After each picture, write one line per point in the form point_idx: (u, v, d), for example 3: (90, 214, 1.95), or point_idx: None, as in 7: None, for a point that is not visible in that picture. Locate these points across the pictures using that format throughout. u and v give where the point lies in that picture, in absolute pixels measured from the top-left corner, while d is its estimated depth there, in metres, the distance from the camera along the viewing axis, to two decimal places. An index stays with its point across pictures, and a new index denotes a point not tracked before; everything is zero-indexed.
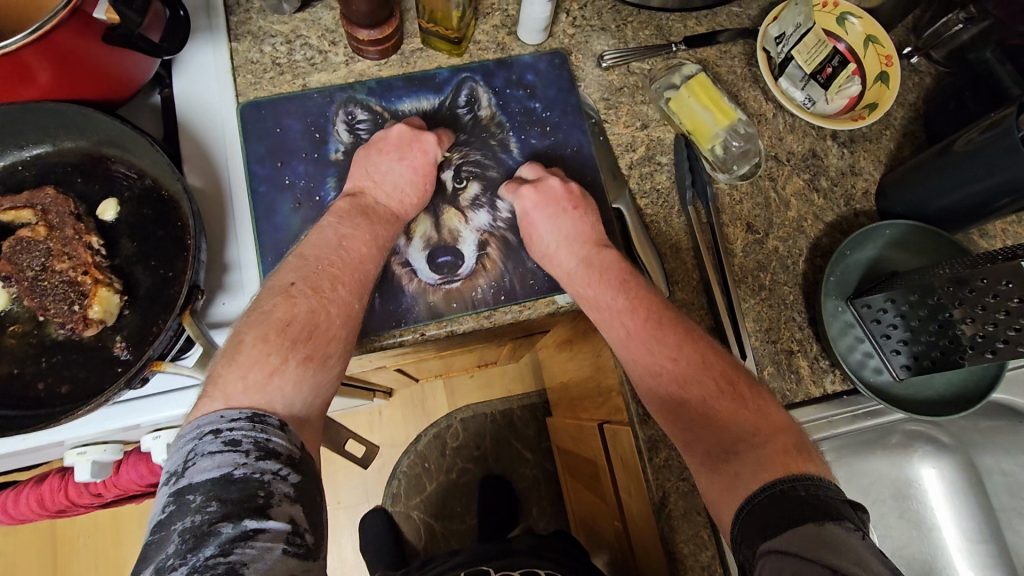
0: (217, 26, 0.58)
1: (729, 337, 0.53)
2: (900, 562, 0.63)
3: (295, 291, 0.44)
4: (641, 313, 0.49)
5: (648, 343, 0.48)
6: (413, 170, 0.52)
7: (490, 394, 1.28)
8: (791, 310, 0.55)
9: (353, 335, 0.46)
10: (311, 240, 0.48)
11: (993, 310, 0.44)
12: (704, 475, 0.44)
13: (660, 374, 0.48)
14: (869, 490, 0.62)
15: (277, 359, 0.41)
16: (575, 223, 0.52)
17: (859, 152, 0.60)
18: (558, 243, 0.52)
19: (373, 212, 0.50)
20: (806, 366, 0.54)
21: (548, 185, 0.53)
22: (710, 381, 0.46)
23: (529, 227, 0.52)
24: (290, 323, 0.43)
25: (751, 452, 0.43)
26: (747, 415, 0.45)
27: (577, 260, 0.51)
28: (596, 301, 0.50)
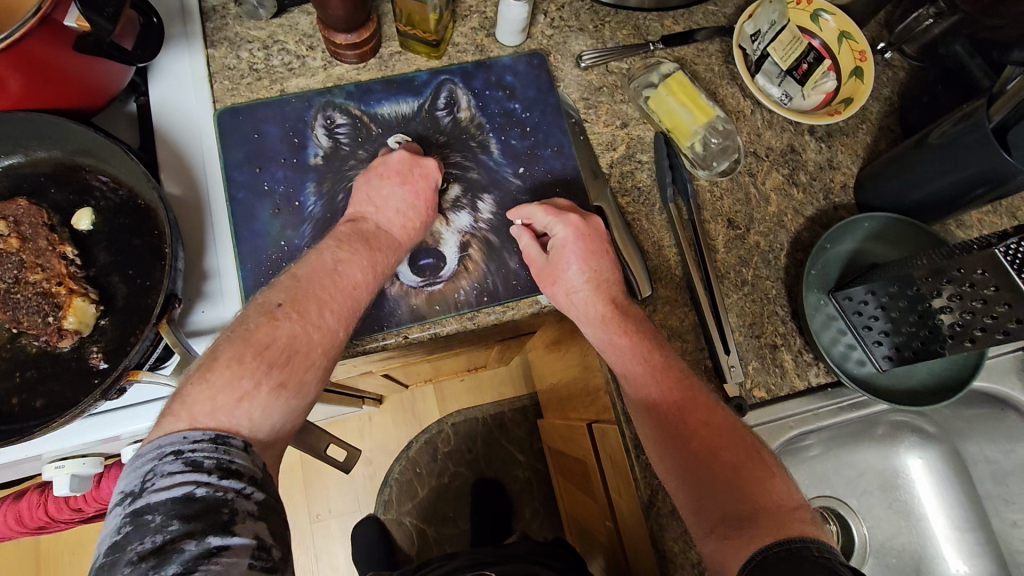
0: (193, 33, 0.57)
1: (713, 332, 0.53)
2: (889, 552, 0.64)
3: (279, 313, 0.43)
4: (669, 373, 0.49)
5: (680, 400, 0.48)
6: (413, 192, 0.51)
7: (481, 397, 1.28)
8: (773, 305, 0.55)
9: (331, 363, 0.45)
10: (304, 261, 0.46)
11: (970, 300, 0.44)
12: (720, 537, 0.43)
13: (688, 428, 0.47)
14: (855, 482, 0.64)
15: (248, 384, 0.40)
16: (603, 271, 0.52)
17: (836, 146, 0.60)
18: (585, 290, 0.51)
19: (373, 237, 0.49)
20: (790, 360, 0.54)
21: (593, 223, 0.52)
22: (740, 443, 0.47)
23: (556, 261, 0.51)
24: (269, 346, 0.42)
25: (774, 520, 0.43)
26: (772, 487, 0.45)
27: (599, 311, 0.51)
28: (629, 350, 0.50)
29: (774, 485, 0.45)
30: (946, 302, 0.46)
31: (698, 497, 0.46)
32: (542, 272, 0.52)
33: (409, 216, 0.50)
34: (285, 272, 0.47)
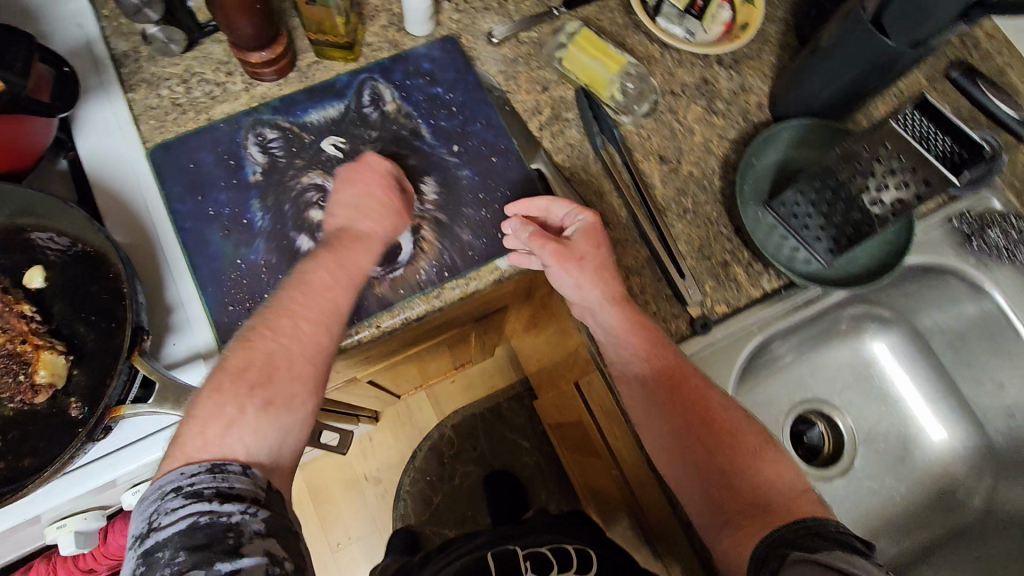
0: (109, 80, 0.58)
1: (666, 261, 0.55)
2: (876, 439, 0.67)
3: (251, 336, 0.44)
4: (679, 364, 0.52)
5: (693, 390, 0.51)
6: (370, 205, 0.50)
7: (475, 393, 1.29)
8: (717, 226, 0.58)
9: (319, 371, 0.45)
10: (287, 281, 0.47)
11: (897, 188, 0.48)
12: (736, 518, 0.46)
13: (704, 412, 0.50)
14: (831, 381, 0.68)
15: (233, 410, 0.41)
16: (607, 264, 0.53)
17: (744, 71, 0.64)
18: (600, 279, 0.52)
19: (345, 239, 0.49)
20: (743, 272, 0.57)
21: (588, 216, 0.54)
22: (749, 431, 0.50)
23: (578, 242, 0.52)
24: (246, 368, 0.43)
25: (785, 501, 0.46)
26: (781, 470, 0.48)
27: (608, 297, 0.52)
28: (642, 341, 0.52)
29: (782, 466, 0.48)
30: (875, 198, 0.50)
31: (707, 485, 0.48)
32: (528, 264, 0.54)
33: (386, 217, 0.50)
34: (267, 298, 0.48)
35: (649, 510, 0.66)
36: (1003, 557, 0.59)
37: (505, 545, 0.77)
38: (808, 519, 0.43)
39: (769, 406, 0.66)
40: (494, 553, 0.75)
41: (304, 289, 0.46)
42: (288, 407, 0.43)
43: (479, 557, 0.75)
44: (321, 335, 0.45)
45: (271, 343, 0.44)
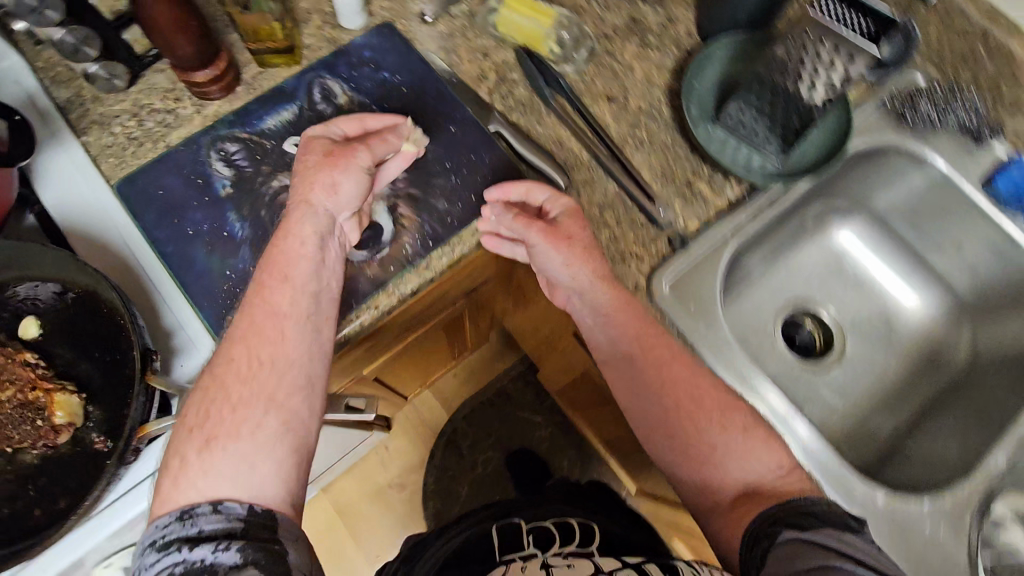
0: (59, 128, 0.58)
1: (634, 189, 0.58)
2: (861, 324, 0.71)
3: (206, 380, 0.45)
4: (674, 352, 0.53)
5: (687, 379, 0.52)
6: (305, 205, 0.50)
7: (479, 381, 1.31)
8: (674, 149, 0.61)
9: (279, 388, 0.45)
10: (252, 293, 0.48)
11: (829, 74, 0.54)
12: (727, 506, 0.49)
13: (697, 397, 0.52)
14: (808, 279, 0.72)
15: (178, 461, 0.42)
16: (593, 246, 0.54)
17: (668, 3, 0.67)
18: (588, 261, 0.53)
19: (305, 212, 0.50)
20: (706, 186, 0.60)
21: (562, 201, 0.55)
22: (744, 413, 0.52)
23: (563, 225, 0.53)
24: (191, 415, 0.43)
25: (774, 485, 0.48)
26: (773, 450, 0.50)
27: (596, 275, 0.52)
28: (632, 331, 0.53)
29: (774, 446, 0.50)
30: (814, 93, 0.55)
31: (701, 475, 0.51)
32: (500, 247, 0.56)
33: (325, 169, 0.51)
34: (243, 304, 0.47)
35: None
36: (995, 399, 0.63)
37: (510, 519, 0.76)
38: (798, 500, 0.46)
39: (757, 315, 0.70)
40: (497, 530, 0.74)
41: (251, 312, 0.46)
42: (234, 436, 0.42)
43: (483, 536, 0.74)
44: (276, 352, 0.45)
45: (227, 372, 0.45)
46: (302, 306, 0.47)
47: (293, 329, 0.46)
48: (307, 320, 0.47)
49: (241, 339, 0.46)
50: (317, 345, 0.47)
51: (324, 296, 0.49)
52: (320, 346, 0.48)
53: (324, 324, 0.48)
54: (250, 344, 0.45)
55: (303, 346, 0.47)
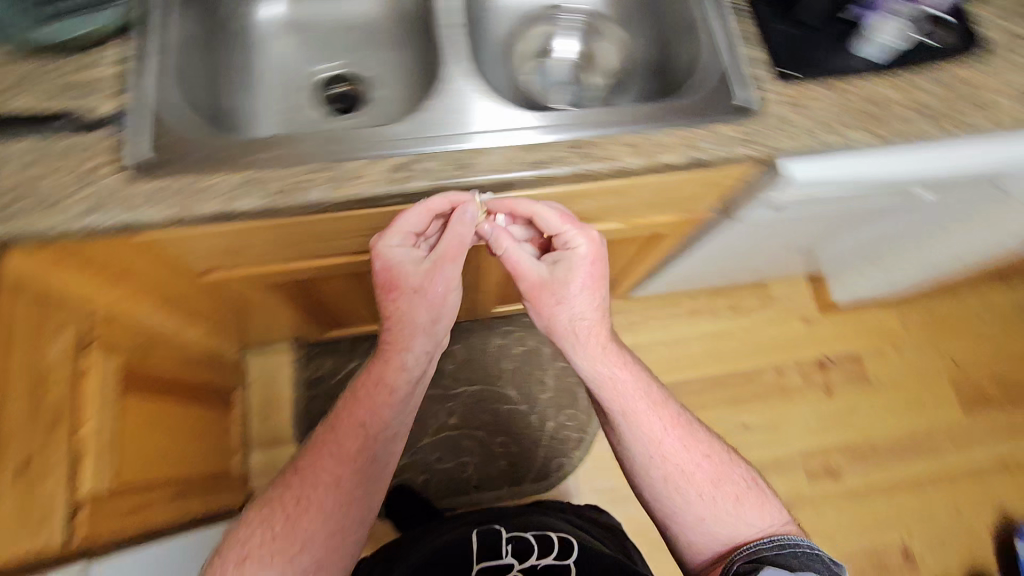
0: None
1: (49, 124, 0.57)
2: (345, 52, 0.82)
3: (291, 501, 0.67)
4: (677, 421, 0.75)
5: (683, 444, 0.74)
6: (403, 351, 0.67)
7: (285, 397, 1.26)
8: (46, 73, 0.60)
9: (321, 521, 0.66)
10: (353, 409, 0.69)
11: None
12: (710, 558, 0.71)
13: (683, 468, 0.73)
14: (286, 65, 0.80)
15: (263, 549, 0.65)
16: (599, 298, 0.69)
17: None
18: (586, 330, 0.70)
19: (406, 338, 0.66)
20: (100, 70, 0.60)
21: (579, 247, 0.66)
22: (736, 478, 0.74)
23: (560, 284, 0.67)
24: (280, 522, 0.66)
25: (746, 535, 0.70)
26: (760, 506, 0.72)
27: (574, 333, 0.70)
28: (619, 383, 0.73)
29: (759, 511, 0.72)
30: None
31: (689, 538, 0.73)
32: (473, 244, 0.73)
33: (420, 304, 0.64)
34: (337, 414, 0.70)
35: (327, 254, 0.74)
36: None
37: None
38: (780, 542, 0.68)
39: (285, 118, 0.77)
40: (481, 537, 0.99)
41: (331, 441, 0.69)
42: (297, 544, 0.65)
43: (463, 543, 0.98)
44: (347, 486, 0.68)
45: (304, 483, 0.68)
46: (377, 447, 0.69)
47: (361, 465, 0.68)
48: (371, 463, 0.68)
49: (316, 459, 0.68)
50: (378, 474, 0.69)
51: (395, 436, 0.70)
52: (381, 474, 0.70)
53: (389, 457, 0.70)
54: (330, 470, 0.67)
55: (371, 477, 0.69)
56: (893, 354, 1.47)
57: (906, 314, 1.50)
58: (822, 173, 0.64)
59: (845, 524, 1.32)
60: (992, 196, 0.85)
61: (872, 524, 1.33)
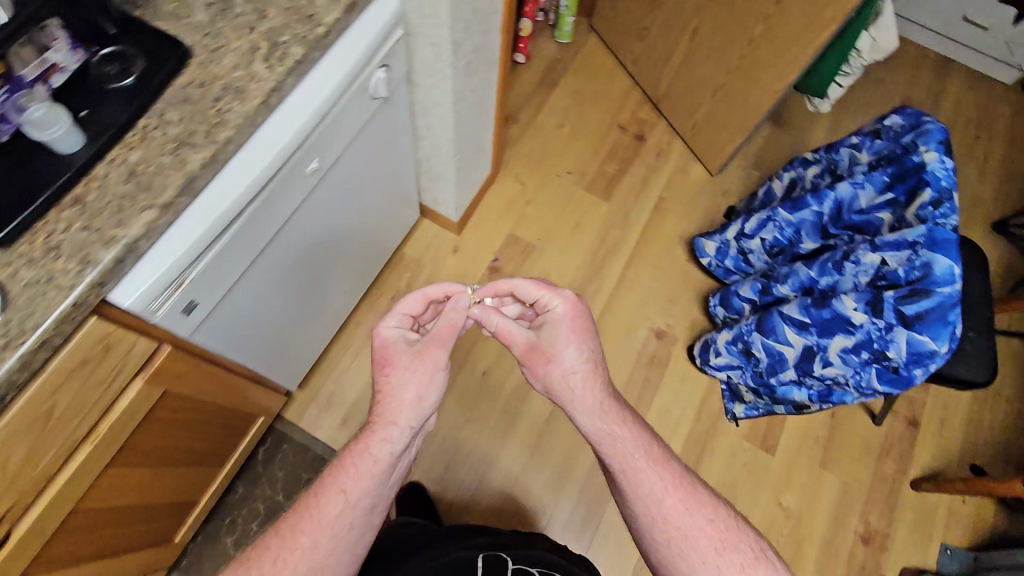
0: None
1: None
2: None
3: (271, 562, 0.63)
4: (682, 485, 0.72)
5: (682, 506, 0.70)
6: (388, 425, 0.68)
7: None
8: None
9: None
10: (344, 477, 0.67)
11: None
12: None
13: (683, 534, 0.69)
14: None
15: None
16: (594, 353, 0.76)
17: None
18: (579, 382, 0.74)
19: (390, 410, 0.68)
20: None
21: (560, 308, 0.76)
22: (746, 549, 0.69)
23: (551, 345, 0.75)
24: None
25: None
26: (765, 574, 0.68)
27: (563, 382, 0.74)
28: (611, 434, 0.73)
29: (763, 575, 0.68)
30: None
31: None
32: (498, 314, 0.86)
33: (413, 377, 0.69)
34: (323, 477, 0.68)
35: None
36: None
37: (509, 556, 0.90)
38: None
39: None
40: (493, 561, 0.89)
41: (324, 490, 0.66)
42: None
43: (471, 561, 0.89)
44: (321, 555, 0.64)
45: (291, 531, 0.65)
46: (374, 495, 0.67)
47: (339, 529, 0.65)
48: (346, 529, 0.65)
49: (302, 512, 0.66)
50: (369, 524, 0.67)
51: (376, 507, 0.68)
52: (371, 523, 0.68)
53: (374, 522, 0.68)
54: (322, 523, 0.64)
55: (353, 529, 0.66)
56: (531, 211, 1.58)
57: (513, 175, 1.61)
58: (140, 287, 0.58)
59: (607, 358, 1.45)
60: (376, 105, 0.85)
61: (622, 338, 1.48)
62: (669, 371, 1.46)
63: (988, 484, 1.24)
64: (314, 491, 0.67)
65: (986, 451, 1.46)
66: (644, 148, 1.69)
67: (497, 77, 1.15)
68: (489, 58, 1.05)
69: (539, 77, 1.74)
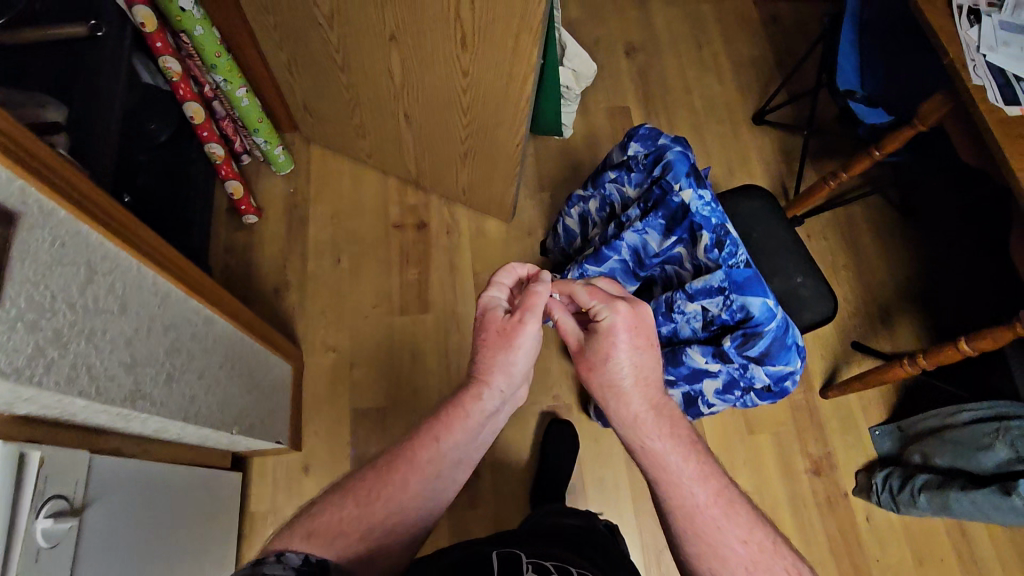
0: None
1: None
2: None
3: (359, 504, 0.67)
4: (726, 502, 0.70)
5: (721, 521, 0.68)
6: (484, 385, 0.76)
7: None
8: None
9: (378, 534, 0.66)
10: (448, 424, 0.74)
11: None
12: None
13: (716, 549, 0.67)
14: None
15: (347, 511, 0.66)
16: (653, 361, 0.76)
17: None
18: (633, 385, 0.75)
19: (490, 360, 0.77)
20: None
21: (632, 310, 0.75)
22: (784, 568, 0.66)
23: (605, 340, 0.75)
24: (354, 501, 0.67)
25: None
26: None
27: (609, 378, 0.75)
28: (655, 441, 0.73)
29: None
30: None
31: None
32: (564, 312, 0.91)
33: (500, 347, 0.77)
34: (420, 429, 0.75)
35: None
36: None
37: (512, 551, 0.73)
38: None
39: None
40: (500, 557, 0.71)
41: (417, 444, 0.73)
42: (354, 521, 0.65)
43: (482, 558, 0.71)
44: (416, 496, 0.70)
45: (379, 486, 0.69)
46: (457, 446, 0.73)
47: (427, 475, 0.71)
48: (433, 475, 0.71)
49: (393, 467, 0.71)
50: (451, 477, 0.72)
51: (470, 450, 0.75)
52: (459, 469, 0.73)
53: (462, 468, 0.74)
54: (412, 479, 0.70)
55: (433, 486, 0.71)
56: (360, 371, 1.40)
57: (319, 344, 1.42)
58: None
59: (518, 467, 1.36)
60: (76, 533, 0.63)
61: (519, 437, 1.38)
62: (580, 439, 1.39)
63: (877, 378, 1.28)
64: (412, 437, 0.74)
65: (856, 323, 1.54)
66: (431, 234, 1.55)
67: (220, 319, 0.94)
68: (190, 328, 0.84)
69: (284, 226, 1.53)
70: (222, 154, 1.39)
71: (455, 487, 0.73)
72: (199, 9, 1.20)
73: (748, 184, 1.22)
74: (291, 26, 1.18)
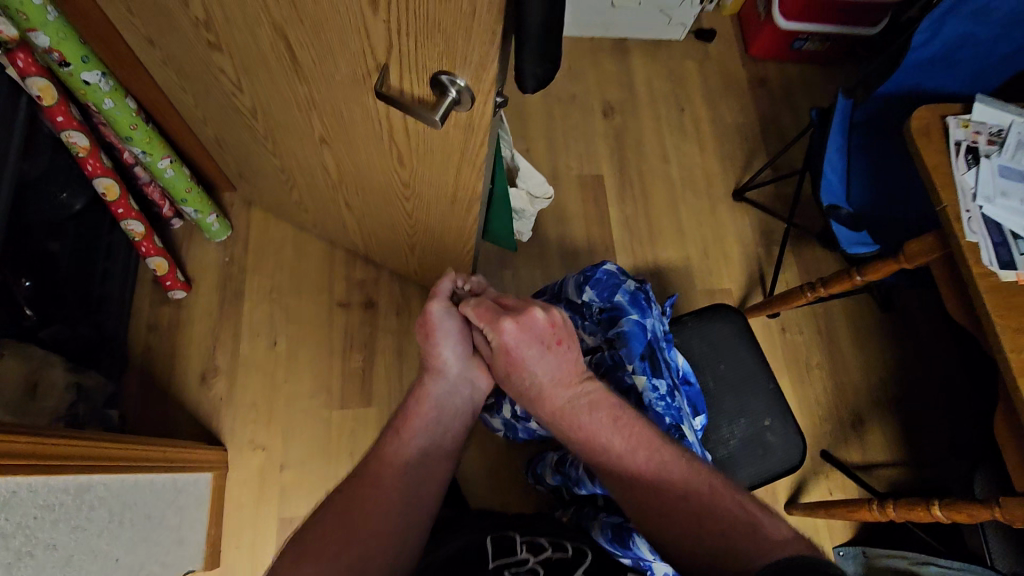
0: None
1: None
2: None
3: (349, 510, 0.79)
4: (661, 461, 0.73)
5: (657, 481, 0.72)
6: (434, 384, 0.88)
7: None
8: None
9: (368, 539, 0.76)
10: (411, 430, 0.85)
11: None
12: None
13: (661, 508, 0.70)
14: None
15: (335, 520, 0.78)
16: (563, 345, 0.79)
17: None
18: (547, 386, 0.78)
19: (433, 364, 0.88)
20: None
21: (536, 319, 0.77)
22: (724, 506, 0.69)
23: (508, 346, 0.77)
24: (347, 511, 0.79)
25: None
26: (748, 530, 0.66)
27: (526, 376, 0.78)
28: (582, 423, 0.77)
29: (745, 546, 0.65)
30: None
31: None
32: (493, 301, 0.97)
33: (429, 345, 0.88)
34: (391, 435, 0.86)
35: None
36: None
37: (509, 531, 0.82)
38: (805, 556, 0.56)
39: None
40: (496, 538, 0.80)
41: (386, 451, 0.84)
42: (343, 532, 0.76)
43: (480, 539, 0.80)
44: (393, 495, 0.80)
45: (363, 482, 0.81)
46: (416, 439, 0.85)
47: (395, 477, 0.81)
48: (401, 476, 0.82)
49: (371, 466, 0.84)
50: (423, 463, 0.84)
51: (434, 445, 0.86)
52: (430, 455, 0.85)
53: (431, 463, 0.85)
54: (382, 479, 0.81)
55: (406, 477, 0.82)
56: (291, 473, 1.29)
57: (247, 442, 1.30)
58: None
59: None
60: None
61: None
62: None
63: (838, 512, 1.20)
64: (383, 449, 0.85)
65: (827, 429, 1.46)
66: (379, 315, 1.42)
67: (98, 477, 0.81)
68: (52, 515, 0.72)
69: (215, 302, 1.39)
70: (142, 231, 1.25)
71: (436, 469, 0.85)
72: (108, 80, 1.05)
73: (721, 306, 1.11)
74: (213, 109, 1.04)
